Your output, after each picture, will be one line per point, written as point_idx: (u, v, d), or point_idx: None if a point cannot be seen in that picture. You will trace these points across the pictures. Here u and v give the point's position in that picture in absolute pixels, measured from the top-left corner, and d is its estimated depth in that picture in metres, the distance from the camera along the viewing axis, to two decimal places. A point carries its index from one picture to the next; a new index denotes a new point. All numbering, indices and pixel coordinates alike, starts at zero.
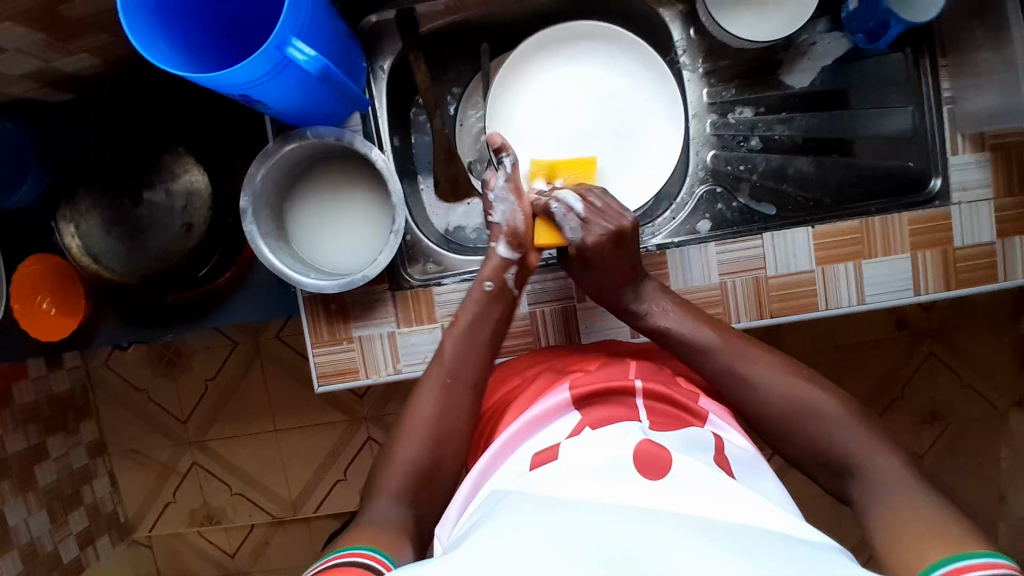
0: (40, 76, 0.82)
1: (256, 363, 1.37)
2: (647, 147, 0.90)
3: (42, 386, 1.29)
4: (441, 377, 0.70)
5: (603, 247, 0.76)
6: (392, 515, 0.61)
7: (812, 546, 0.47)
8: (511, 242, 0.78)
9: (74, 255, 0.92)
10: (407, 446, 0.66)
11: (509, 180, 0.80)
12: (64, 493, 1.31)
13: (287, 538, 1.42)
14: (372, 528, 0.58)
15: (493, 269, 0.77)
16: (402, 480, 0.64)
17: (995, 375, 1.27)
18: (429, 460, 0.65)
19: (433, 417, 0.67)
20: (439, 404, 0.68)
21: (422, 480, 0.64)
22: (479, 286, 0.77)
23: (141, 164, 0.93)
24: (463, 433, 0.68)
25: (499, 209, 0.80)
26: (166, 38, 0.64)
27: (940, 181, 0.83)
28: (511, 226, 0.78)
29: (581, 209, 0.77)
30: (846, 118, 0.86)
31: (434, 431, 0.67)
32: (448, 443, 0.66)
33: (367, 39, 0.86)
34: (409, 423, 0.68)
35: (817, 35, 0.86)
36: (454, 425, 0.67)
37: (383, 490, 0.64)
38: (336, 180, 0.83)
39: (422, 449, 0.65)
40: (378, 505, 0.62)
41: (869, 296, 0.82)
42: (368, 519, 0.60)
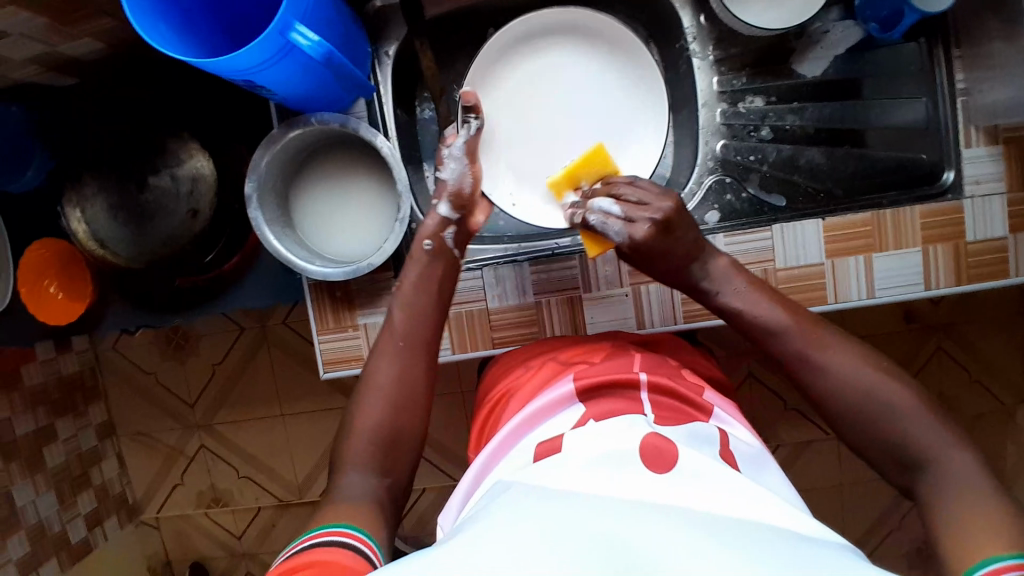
0: (45, 61, 0.82)
1: (262, 348, 1.37)
2: (645, 138, 0.90)
3: (50, 369, 1.30)
4: (394, 341, 0.71)
5: (652, 237, 0.74)
6: (361, 485, 0.62)
7: (817, 544, 0.47)
8: (449, 201, 0.79)
9: (80, 240, 0.92)
10: (362, 411, 0.66)
11: (466, 143, 0.80)
12: (73, 474, 1.33)
13: (292, 521, 1.43)
14: (348, 502, 0.59)
15: (432, 228, 0.77)
16: (368, 449, 0.64)
17: (1004, 370, 1.26)
18: (390, 427, 0.65)
19: (388, 382, 0.68)
20: (393, 369, 0.68)
21: (387, 450, 0.65)
22: (419, 244, 0.77)
23: (146, 148, 0.92)
24: (419, 397, 0.68)
25: (448, 166, 0.81)
26: (167, 22, 0.63)
27: (953, 174, 0.81)
28: (456, 186, 0.80)
29: (619, 211, 0.75)
30: (859, 109, 0.85)
31: (394, 396, 0.67)
32: (405, 410, 0.66)
33: (372, 22, 0.84)
34: (365, 387, 0.68)
35: (830, 23, 0.84)
36: (411, 393, 0.68)
37: (350, 461, 0.63)
38: (324, 161, 0.83)
39: (377, 414, 0.65)
40: (348, 475, 0.62)
41: (879, 290, 0.81)
42: (340, 491, 0.61)
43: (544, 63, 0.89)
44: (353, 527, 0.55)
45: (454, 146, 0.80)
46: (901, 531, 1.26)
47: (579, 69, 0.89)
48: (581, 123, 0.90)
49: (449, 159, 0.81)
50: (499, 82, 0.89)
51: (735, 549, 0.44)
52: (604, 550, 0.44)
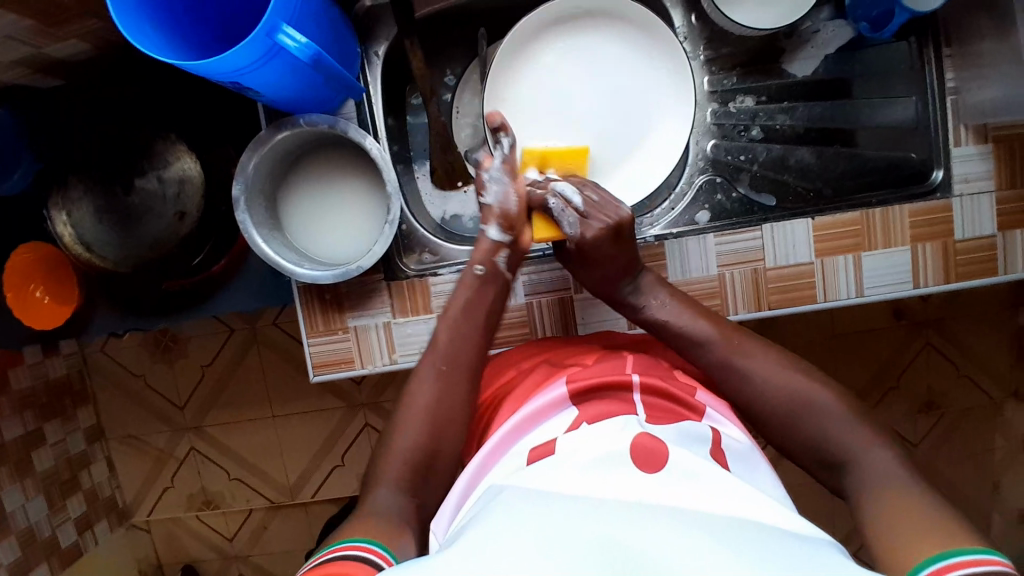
0: (29, 62, 0.81)
1: (252, 350, 1.36)
2: (653, 139, 0.87)
3: (38, 373, 1.29)
4: (435, 363, 0.70)
5: (603, 241, 0.76)
6: (394, 502, 0.61)
7: (807, 541, 0.47)
8: (500, 223, 0.77)
9: (66, 244, 0.90)
10: (403, 433, 0.66)
11: (505, 163, 0.79)
12: (62, 478, 1.32)
13: (285, 523, 1.43)
14: (375, 517, 0.58)
15: (483, 253, 0.77)
16: (402, 470, 0.63)
17: (992, 366, 1.27)
18: (430, 449, 0.65)
19: (427, 403, 0.67)
20: (435, 392, 0.68)
21: (423, 469, 0.64)
22: (469, 269, 0.77)
23: (132, 150, 0.91)
24: (460, 422, 0.67)
25: (492, 189, 0.79)
26: (152, 22, 0.62)
27: (942, 173, 0.81)
28: (503, 209, 0.77)
29: (579, 202, 0.78)
30: (848, 108, 0.86)
31: (434, 421, 0.66)
32: (445, 432, 0.66)
33: (361, 23, 0.84)
34: (408, 412, 0.67)
35: (820, 23, 0.85)
36: (451, 415, 0.67)
37: (383, 481, 0.63)
38: (347, 173, 0.82)
39: (416, 435, 0.65)
40: (378, 492, 0.62)
41: (868, 287, 0.82)
42: (369, 505, 0.60)
43: (540, 63, 0.87)
44: (371, 541, 0.54)
45: (493, 167, 0.79)
46: None
47: (578, 68, 0.87)
48: (580, 122, 0.88)
49: (490, 180, 0.79)
50: (510, 77, 0.87)
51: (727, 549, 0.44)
52: (597, 552, 0.44)
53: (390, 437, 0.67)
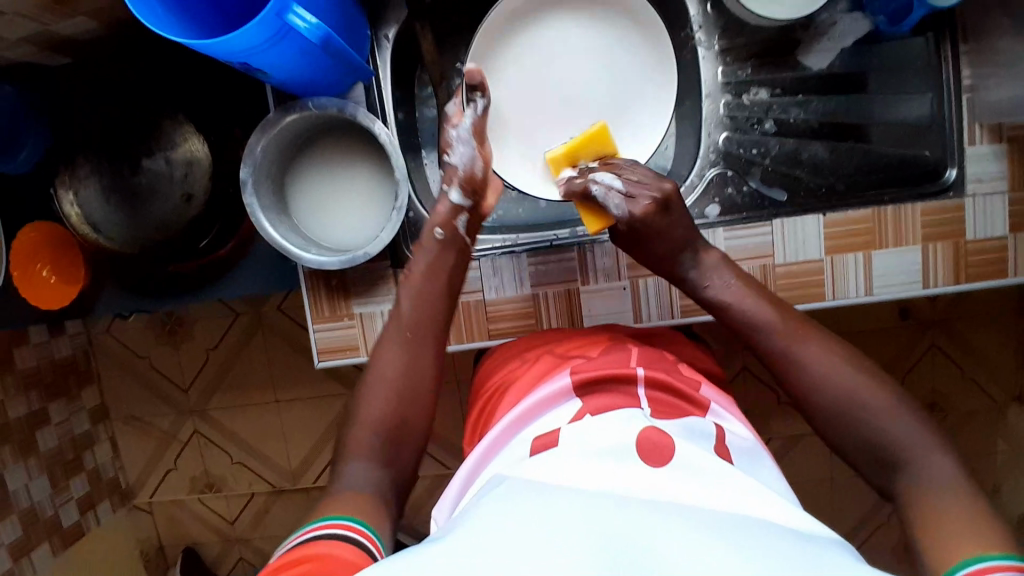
0: (39, 39, 0.81)
1: (256, 334, 1.36)
2: (641, 120, 0.88)
3: (44, 352, 1.30)
4: (400, 330, 0.70)
5: (654, 215, 0.75)
6: (369, 477, 0.61)
7: (813, 541, 0.47)
8: (460, 185, 0.78)
9: (74, 224, 0.90)
10: (368, 400, 0.66)
11: (474, 124, 0.78)
12: (65, 458, 1.33)
13: (286, 507, 1.43)
14: (352, 494, 0.58)
15: (444, 216, 0.77)
16: (374, 442, 0.63)
17: (998, 368, 1.26)
18: (397, 416, 0.65)
19: (394, 372, 0.67)
20: (401, 359, 0.68)
21: (393, 438, 0.64)
22: (428, 233, 0.76)
23: (139, 132, 0.91)
24: (426, 392, 0.67)
25: (458, 150, 0.79)
26: (161, 1, 0.62)
27: (956, 171, 0.80)
28: (467, 171, 0.78)
29: (621, 185, 0.76)
30: (863, 103, 0.84)
31: (398, 388, 0.66)
32: (411, 400, 0.66)
33: (371, 5, 0.82)
34: (371, 380, 0.67)
35: (838, 14, 0.83)
36: (416, 383, 0.67)
37: (353, 453, 0.63)
38: (339, 151, 0.82)
39: (382, 403, 0.65)
40: (352, 463, 0.62)
41: (878, 286, 0.81)
42: (343, 480, 0.60)
43: (541, 48, 0.88)
44: (349, 518, 0.54)
45: (462, 127, 0.78)
46: (889, 525, 1.28)
47: (578, 49, 0.88)
48: (576, 101, 0.88)
49: (458, 141, 0.79)
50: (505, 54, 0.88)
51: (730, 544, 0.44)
52: (601, 544, 0.43)
53: (356, 405, 0.67)
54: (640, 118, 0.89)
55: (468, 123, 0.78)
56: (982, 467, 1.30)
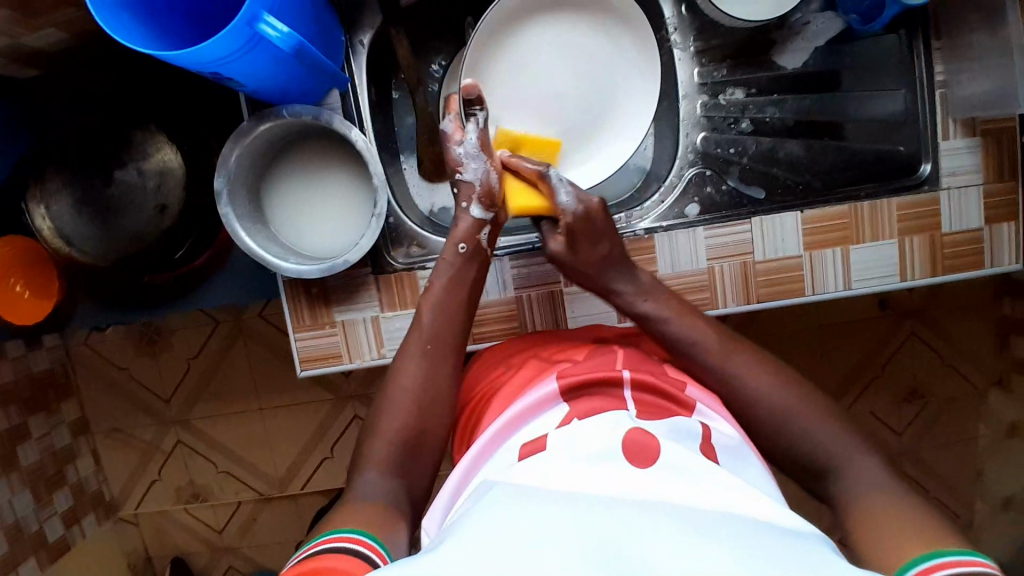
0: (6, 50, 0.79)
1: (239, 342, 1.35)
2: (622, 116, 0.89)
3: (21, 367, 1.27)
4: (421, 341, 0.69)
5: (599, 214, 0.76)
6: (382, 487, 0.61)
7: (797, 537, 0.47)
8: (483, 201, 0.76)
9: (46, 238, 0.88)
10: (388, 413, 0.65)
11: (478, 137, 0.77)
12: (47, 473, 1.30)
13: (274, 515, 1.42)
14: (365, 503, 0.58)
15: (467, 231, 0.76)
16: (391, 453, 0.63)
17: (976, 355, 1.28)
18: (415, 429, 0.64)
19: (415, 384, 0.66)
20: (421, 371, 0.67)
21: (410, 451, 0.64)
22: (452, 247, 0.76)
23: (111, 142, 0.89)
24: (446, 401, 0.67)
25: (470, 167, 0.77)
26: (129, 11, 0.60)
27: (930, 166, 0.82)
28: (486, 185, 0.76)
29: (574, 179, 0.77)
30: (837, 101, 0.84)
31: (420, 399, 0.66)
32: (431, 413, 0.66)
33: (344, 11, 0.81)
34: (391, 391, 0.67)
35: (811, 14, 0.83)
36: (436, 395, 0.66)
37: (370, 463, 0.63)
38: (331, 161, 0.81)
39: (402, 416, 0.64)
40: (366, 474, 0.62)
41: (856, 280, 0.82)
42: (355, 491, 0.60)
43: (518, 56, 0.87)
44: (358, 531, 0.53)
45: (469, 142, 0.76)
46: None
47: (558, 45, 0.87)
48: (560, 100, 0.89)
49: (467, 158, 0.77)
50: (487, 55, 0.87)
51: (718, 543, 0.44)
52: (591, 547, 0.44)
53: (375, 419, 0.66)
54: (617, 117, 0.90)
55: (474, 137, 0.77)
56: (962, 452, 1.32)
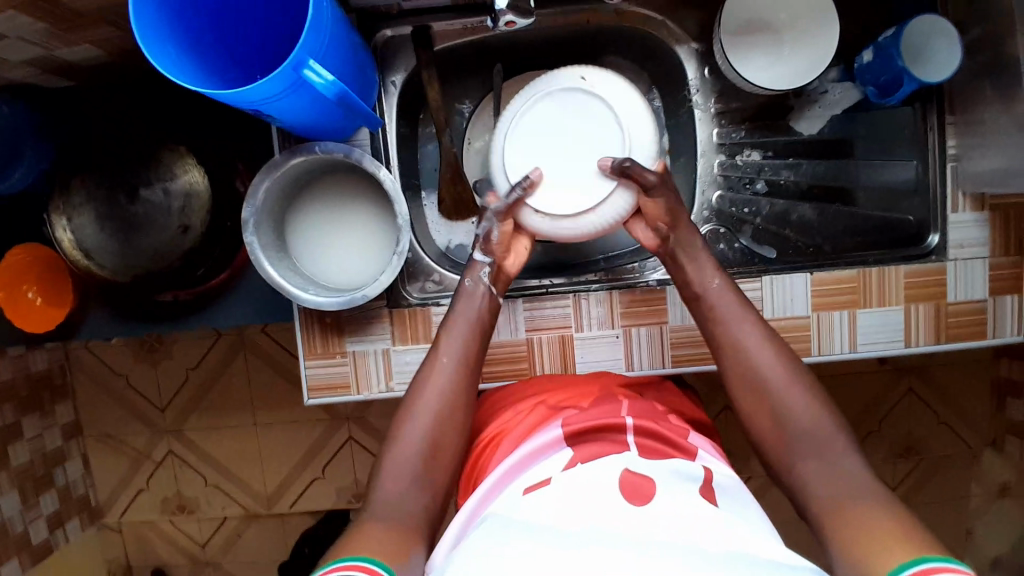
0: (39, 62, 0.81)
1: (241, 355, 1.35)
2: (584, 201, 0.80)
3: (20, 366, 1.26)
4: (442, 360, 0.71)
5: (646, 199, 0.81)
6: (402, 502, 0.62)
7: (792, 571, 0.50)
8: (483, 246, 0.78)
9: (65, 250, 0.89)
10: (410, 426, 0.66)
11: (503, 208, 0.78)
12: (36, 474, 1.29)
13: (260, 529, 1.42)
14: (385, 523, 0.59)
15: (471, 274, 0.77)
16: (413, 468, 0.64)
17: (971, 415, 1.30)
18: (434, 442, 0.66)
19: (435, 400, 0.68)
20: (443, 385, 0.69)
21: (426, 467, 0.65)
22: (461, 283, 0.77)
23: (136, 158, 0.91)
24: (463, 414, 0.69)
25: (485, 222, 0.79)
26: (175, 43, 0.62)
27: (938, 237, 0.83)
28: (488, 240, 0.78)
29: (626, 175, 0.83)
30: (850, 168, 0.87)
31: (440, 411, 0.68)
32: (452, 426, 0.67)
33: (380, 53, 0.84)
34: (414, 401, 0.68)
35: (828, 84, 0.87)
36: (456, 408, 0.68)
37: (389, 480, 0.64)
38: (358, 189, 0.82)
39: (424, 426, 0.66)
40: (386, 490, 0.63)
41: (861, 343, 0.83)
42: (375, 509, 0.61)
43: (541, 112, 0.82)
44: (370, 562, 0.52)
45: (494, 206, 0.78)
46: None
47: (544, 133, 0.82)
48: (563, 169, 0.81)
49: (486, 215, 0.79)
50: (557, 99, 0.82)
51: None
52: None
53: (395, 432, 0.67)
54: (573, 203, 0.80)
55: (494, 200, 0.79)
56: (953, 513, 1.33)
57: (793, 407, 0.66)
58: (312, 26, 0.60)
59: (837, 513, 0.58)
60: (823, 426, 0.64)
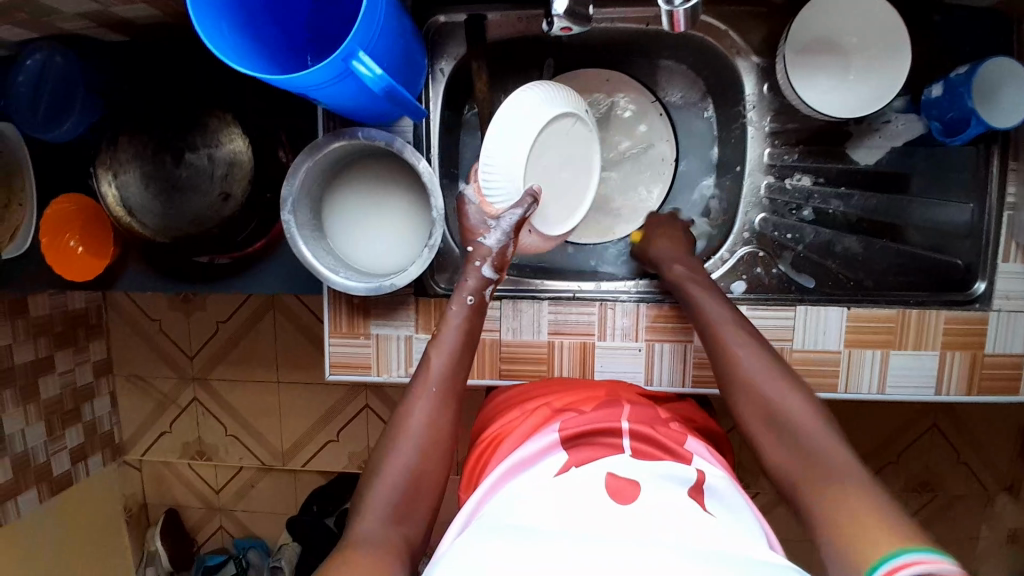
0: (98, 16, 0.82)
1: (267, 316, 1.37)
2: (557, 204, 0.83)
3: (57, 303, 1.30)
4: (428, 387, 0.70)
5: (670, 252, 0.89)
6: (380, 532, 0.61)
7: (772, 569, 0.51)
8: (494, 263, 0.77)
9: (109, 205, 0.90)
10: (394, 457, 0.66)
11: (514, 222, 0.76)
12: (65, 408, 1.33)
13: (271, 484, 1.46)
14: (368, 548, 0.59)
15: (473, 285, 0.77)
16: (392, 497, 0.64)
17: (994, 459, 1.26)
18: (418, 472, 0.65)
19: (419, 429, 0.68)
20: (426, 414, 0.69)
21: (410, 496, 0.64)
22: (460, 298, 0.76)
23: (185, 120, 0.91)
24: (447, 437, 0.69)
25: (493, 234, 0.78)
26: (230, 21, 0.62)
27: (985, 285, 0.80)
28: (501, 252, 0.78)
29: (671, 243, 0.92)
30: (901, 204, 0.85)
31: (422, 440, 0.67)
32: (432, 456, 0.67)
33: (430, 39, 0.82)
34: (399, 431, 0.68)
35: (893, 113, 0.83)
36: (440, 438, 0.68)
37: (370, 510, 0.63)
38: (392, 177, 0.82)
39: (408, 457, 0.66)
40: (366, 524, 0.62)
41: (890, 385, 0.81)
42: (359, 536, 0.61)
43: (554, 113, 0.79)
44: None
45: (504, 221, 0.76)
46: None
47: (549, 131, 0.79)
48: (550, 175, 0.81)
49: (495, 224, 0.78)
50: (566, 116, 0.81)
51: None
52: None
53: (378, 463, 0.67)
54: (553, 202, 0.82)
55: (513, 218, 0.76)
56: (961, 553, 1.31)
57: (786, 411, 0.65)
58: (367, 18, 0.59)
59: (824, 494, 0.58)
60: (818, 428, 0.63)
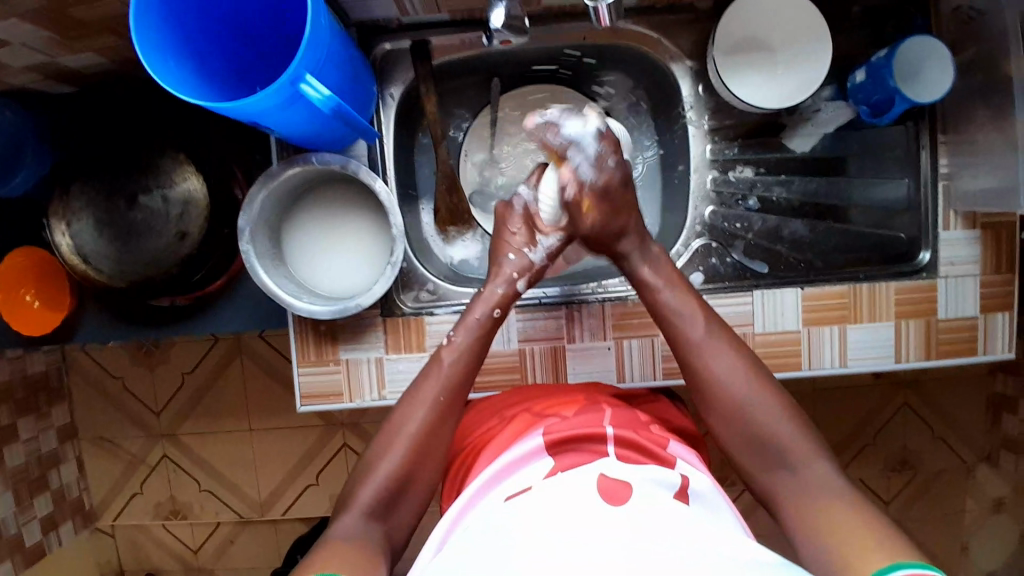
0: (44, 68, 0.83)
1: (236, 360, 1.36)
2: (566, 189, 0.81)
3: (17, 368, 1.26)
4: (434, 394, 0.69)
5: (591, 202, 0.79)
6: (358, 529, 0.62)
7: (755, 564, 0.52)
8: (529, 278, 0.79)
9: (64, 255, 0.88)
10: (388, 459, 0.66)
11: (553, 246, 0.80)
12: (32, 477, 1.28)
13: (252, 535, 1.42)
14: (347, 541, 0.59)
15: (502, 299, 0.76)
16: (373, 501, 0.64)
17: (969, 431, 1.30)
18: (405, 476, 0.66)
19: (418, 434, 0.67)
20: (427, 421, 0.68)
21: (392, 501, 0.65)
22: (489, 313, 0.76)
23: (137, 164, 0.91)
24: (439, 457, 0.68)
25: (539, 249, 0.80)
26: (176, 55, 0.63)
27: (929, 254, 0.84)
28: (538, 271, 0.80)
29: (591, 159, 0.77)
30: (843, 185, 0.88)
31: (415, 446, 0.67)
32: (425, 465, 0.67)
33: (378, 66, 0.85)
34: (396, 436, 0.67)
35: (821, 102, 0.88)
36: (434, 448, 0.68)
37: (355, 515, 0.63)
38: (350, 200, 0.83)
39: (399, 465, 0.66)
40: (349, 518, 0.63)
41: (852, 359, 0.83)
42: (336, 532, 0.61)
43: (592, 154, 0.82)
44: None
45: (548, 244, 0.80)
46: None
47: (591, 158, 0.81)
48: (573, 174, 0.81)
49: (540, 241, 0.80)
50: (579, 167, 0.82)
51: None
52: None
53: (372, 459, 0.67)
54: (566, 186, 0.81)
55: (553, 243, 0.80)
56: (947, 528, 1.33)
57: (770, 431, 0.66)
58: (311, 41, 0.61)
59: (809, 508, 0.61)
60: (792, 438, 0.66)
